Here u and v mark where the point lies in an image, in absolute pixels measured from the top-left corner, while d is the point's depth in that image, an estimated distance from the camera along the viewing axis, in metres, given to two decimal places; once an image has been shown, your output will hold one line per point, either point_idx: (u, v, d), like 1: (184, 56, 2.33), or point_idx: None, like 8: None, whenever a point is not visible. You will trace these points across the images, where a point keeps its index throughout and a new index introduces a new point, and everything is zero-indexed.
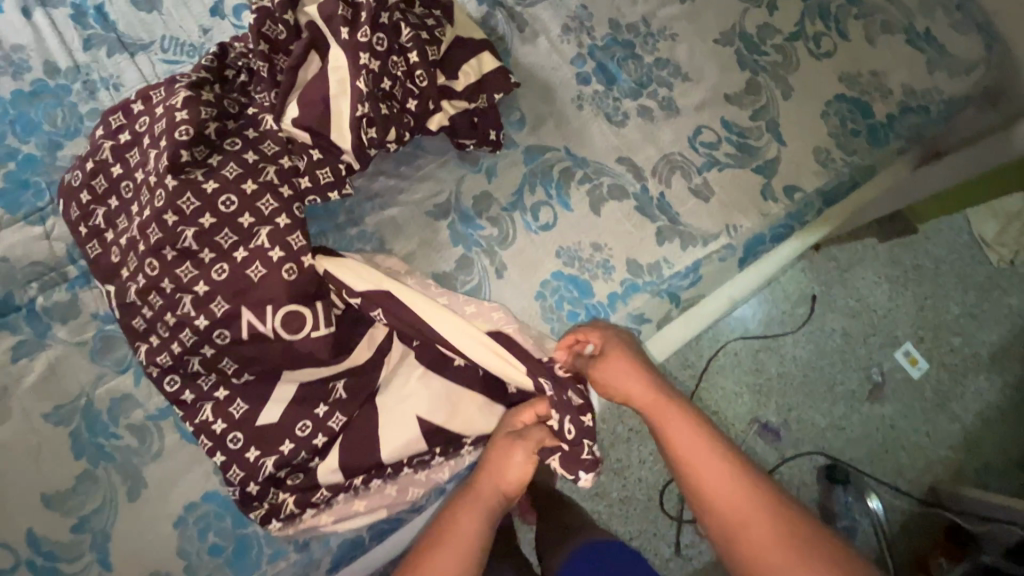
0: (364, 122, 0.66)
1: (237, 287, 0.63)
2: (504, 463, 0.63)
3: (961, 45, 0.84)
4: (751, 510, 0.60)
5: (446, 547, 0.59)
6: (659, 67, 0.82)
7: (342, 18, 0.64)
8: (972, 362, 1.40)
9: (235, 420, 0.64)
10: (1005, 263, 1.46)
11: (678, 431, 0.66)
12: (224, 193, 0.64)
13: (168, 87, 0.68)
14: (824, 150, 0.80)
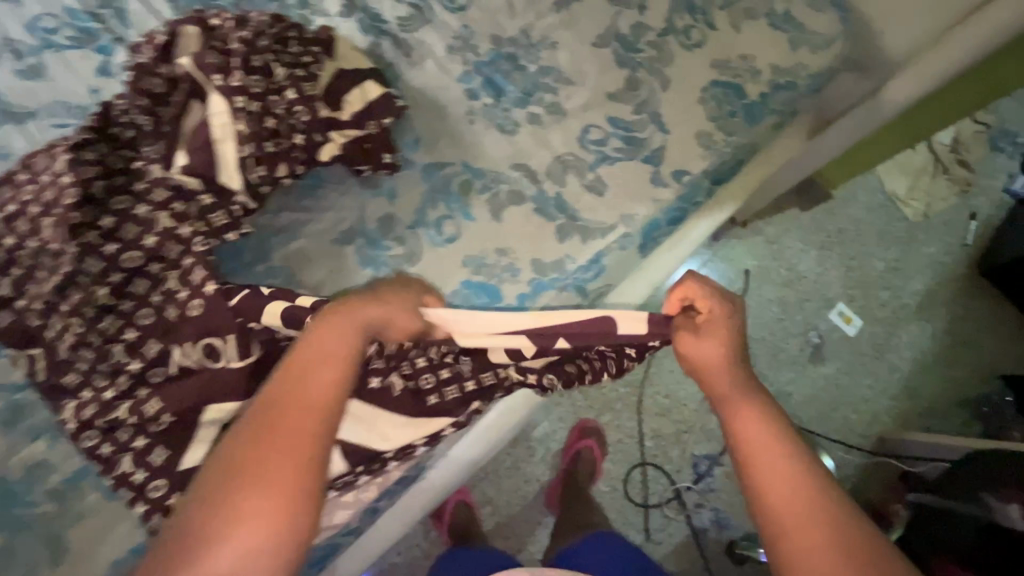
0: (250, 162, 0.69)
1: (166, 326, 0.67)
2: (338, 327, 0.56)
3: (819, 22, 0.90)
4: (822, 525, 0.52)
5: (281, 420, 0.49)
6: (543, 75, 0.86)
7: (213, 67, 0.67)
8: (902, 313, 1.47)
9: (157, 469, 0.64)
10: (920, 215, 1.53)
11: (753, 423, 0.58)
12: (126, 251, 0.67)
13: (51, 153, 0.69)
14: (705, 133, 0.85)
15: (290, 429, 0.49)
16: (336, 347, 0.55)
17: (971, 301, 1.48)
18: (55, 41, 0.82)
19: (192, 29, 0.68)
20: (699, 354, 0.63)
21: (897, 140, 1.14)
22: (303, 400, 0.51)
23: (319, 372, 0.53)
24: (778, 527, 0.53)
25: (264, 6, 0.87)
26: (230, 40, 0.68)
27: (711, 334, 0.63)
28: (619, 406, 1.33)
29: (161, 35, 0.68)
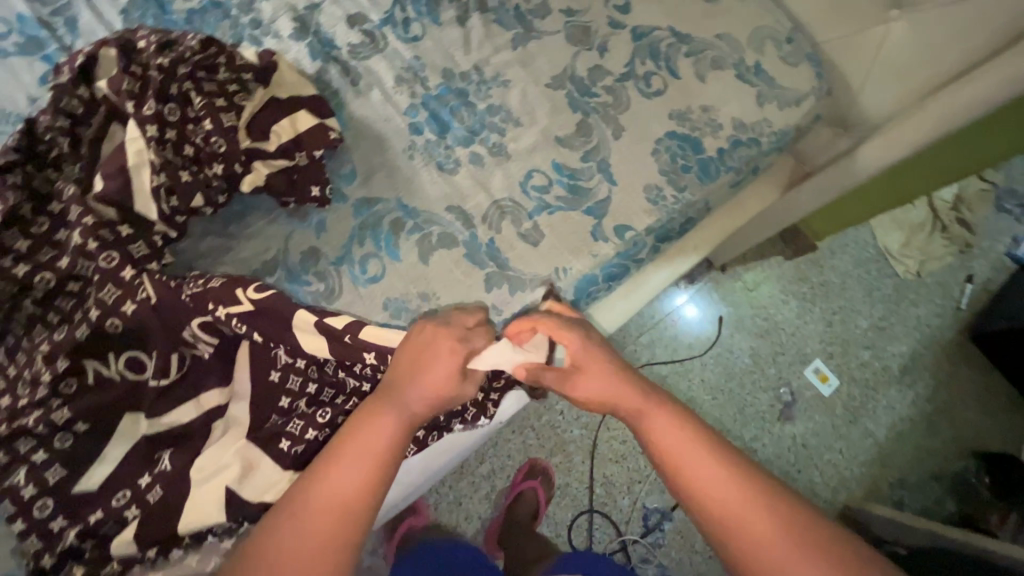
0: (162, 191, 0.66)
1: (77, 347, 0.63)
2: (390, 413, 0.58)
3: (790, 78, 0.86)
4: (757, 515, 0.54)
5: (320, 507, 0.53)
6: (491, 113, 0.83)
7: (126, 94, 0.66)
8: (883, 376, 1.40)
9: (52, 488, 0.60)
10: (911, 274, 1.46)
11: (668, 434, 0.60)
12: (39, 274, 0.65)
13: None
14: (655, 187, 0.81)
15: (333, 515, 0.53)
16: (378, 439, 0.57)
17: (959, 369, 1.40)
18: (5, 47, 0.82)
19: (108, 52, 0.67)
20: (584, 379, 0.65)
21: (881, 200, 1.07)
22: (336, 492, 0.54)
23: (360, 462, 0.55)
24: (722, 528, 0.55)
25: (216, 25, 0.86)
26: (149, 67, 0.68)
27: (585, 359, 0.66)
28: (571, 447, 1.29)
29: (82, 57, 0.68)
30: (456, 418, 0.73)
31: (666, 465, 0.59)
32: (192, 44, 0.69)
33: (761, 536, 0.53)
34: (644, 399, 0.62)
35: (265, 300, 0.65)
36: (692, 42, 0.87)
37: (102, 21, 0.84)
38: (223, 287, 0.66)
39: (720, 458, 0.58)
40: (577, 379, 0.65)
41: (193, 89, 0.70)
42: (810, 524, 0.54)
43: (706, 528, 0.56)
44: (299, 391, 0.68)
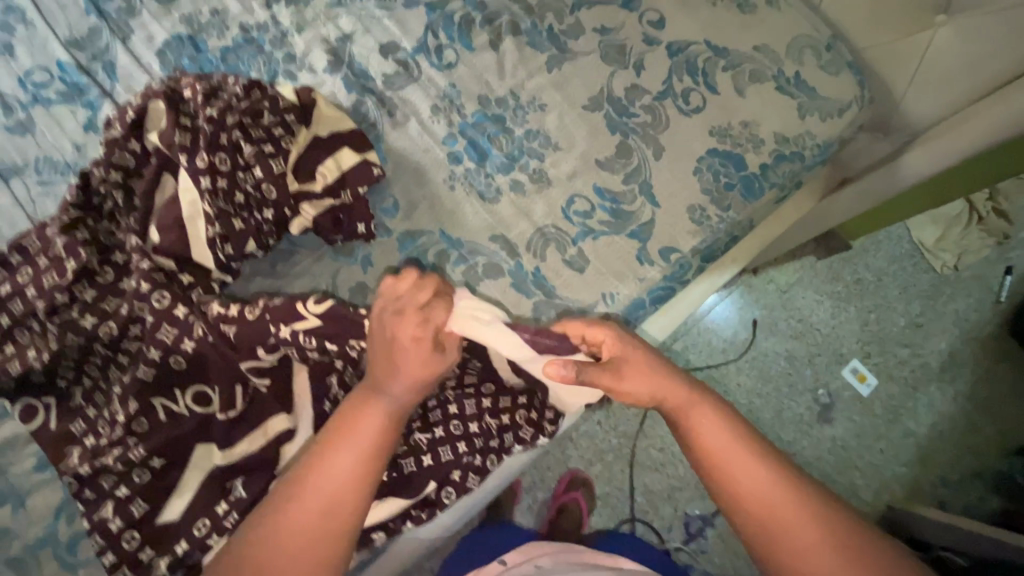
0: (218, 241, 0.68)
1: (142, 386, 0.64)
2: (369, 402, 0.58)
3: (832, 86, 0.84)
4: (796, 512, 0.54)
5: (306, 502, 0.55)
6: (530, 139, 0.83)
7: (179, 146, 0.68)
8: (922, 374, 1.38)
9: (138, 519, 0.61)
10: (948, 267, 1.43)
11: (714, 430, 0.59)
12: (103, 323, 0.66)
13: (42, 236, 0.68)
14: (699, 208, 0.80)
15: (325, 510, 0.55)
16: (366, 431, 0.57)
17: (1000, 364, 1.38)
18: (46, 96, 0.82)
19: (159, 106, 0.70)
20: (626, 381, 0.62)
21: (929, 199, 1.04)
22: (324, 485, 0.55)
23: (344, 455, 0.56)
24: (762, 531, 0.54)
25: (250, 60, 0.86)
26: (199, 117, 0.70)
27: (631, 359, 0.63)
28: (610, 457, 1.29)
29: (130, 109, 0.70)
30: (512, 440, 0.72)
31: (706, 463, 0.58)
32: (237, 91, 0.72)
33: (804, 535, 0.53)
34: (684, 397, 0.61)
35: (326, 314, 0.64)
36: (729, 56, 0.85)
37: (140, 64, 0.85)
38: (283, 309, 0.65)
39: (763, 455, 0.57)
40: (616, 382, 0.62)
41: (243, 138, 0.71)
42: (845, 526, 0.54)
43: (742, 528, 0.56)
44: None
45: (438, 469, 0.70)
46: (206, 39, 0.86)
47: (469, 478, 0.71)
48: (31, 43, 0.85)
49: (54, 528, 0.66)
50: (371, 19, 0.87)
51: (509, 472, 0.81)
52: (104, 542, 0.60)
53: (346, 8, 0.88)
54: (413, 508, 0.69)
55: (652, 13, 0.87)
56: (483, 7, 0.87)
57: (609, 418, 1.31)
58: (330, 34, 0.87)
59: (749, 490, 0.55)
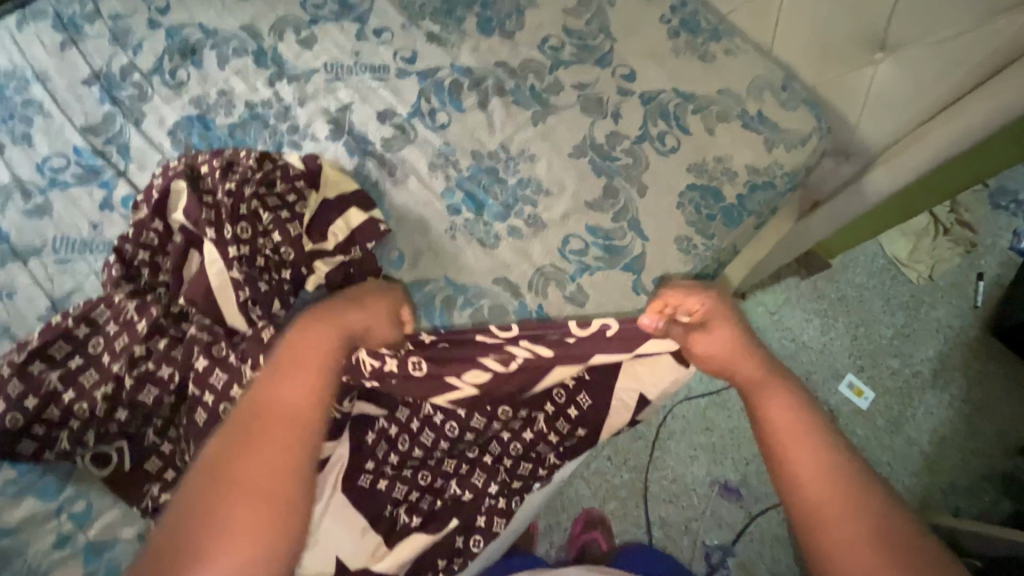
0: (248, 303, 0.72)
1: (200, 433, 0.66)
2: (323, 330, 0.59)
3: (791, 120, 0.93)
4: (854, 508, 0.51)
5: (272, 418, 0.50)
6: (522, 187, 0.89)
7: (206, 222, 0.74)
8: (915, 383, 1.41)
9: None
10: (924, 278, 1.50)
11: (782, 408, 0.59)
12: (174, 372, 0.70)
13: (109, 305, 0.74)
14: (685, 238, 0.85)
15: (289, 415, 0.51)
16: (319, 346, 0.57)
17: (987, 367, 1.42)
18: (63, 179, 0.87)
19: (180, 185, 0.77)
20: (704, 346, 0.67)
21: (894, 222, 1.14)
22: (287, 401, 0.51)
23: (307, 372, 0.54)
24: (808, 505, 0.53)
25: (256, 134, 0.92)
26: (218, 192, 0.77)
27: (715, 326, 0.68)
28: (623, 492, 1.29)
29: (157, 190, 0.78)
30: (533, 480, 0.75)
31: (768, 433, 0.58)
32: (251, 163, 0.79)
33: (846, 524, 0.50)
34: (761, 375, 0.63)
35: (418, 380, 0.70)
36: (697, 101, 0.94)
37: (152, 144, 0.90)
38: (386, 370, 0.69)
39: (826, 441, 0.56)
40: (695, 342, 0.68)
41: (261, 206, 0.78)
42: (910, 547, 0.48)
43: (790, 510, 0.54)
44: (384, 447, 0.71)
45: (465, 508, 0.71)
46: (214, 117, 0.92)
47: (495, 521, 0.72)
48: (48, 132, 0.90)
49: None
50: (367, 89, 0.95)
51: (526, 515, 0.82)
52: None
53: (344, 81, 0.96)
54: (438, 557, 0.69)
55: (623, 68, 0.97)
56: (470, 73, 0.96)
57: (619, 454, 1.31)
58: (330, 105, 0.94)
59: (804, 467, 0.54)
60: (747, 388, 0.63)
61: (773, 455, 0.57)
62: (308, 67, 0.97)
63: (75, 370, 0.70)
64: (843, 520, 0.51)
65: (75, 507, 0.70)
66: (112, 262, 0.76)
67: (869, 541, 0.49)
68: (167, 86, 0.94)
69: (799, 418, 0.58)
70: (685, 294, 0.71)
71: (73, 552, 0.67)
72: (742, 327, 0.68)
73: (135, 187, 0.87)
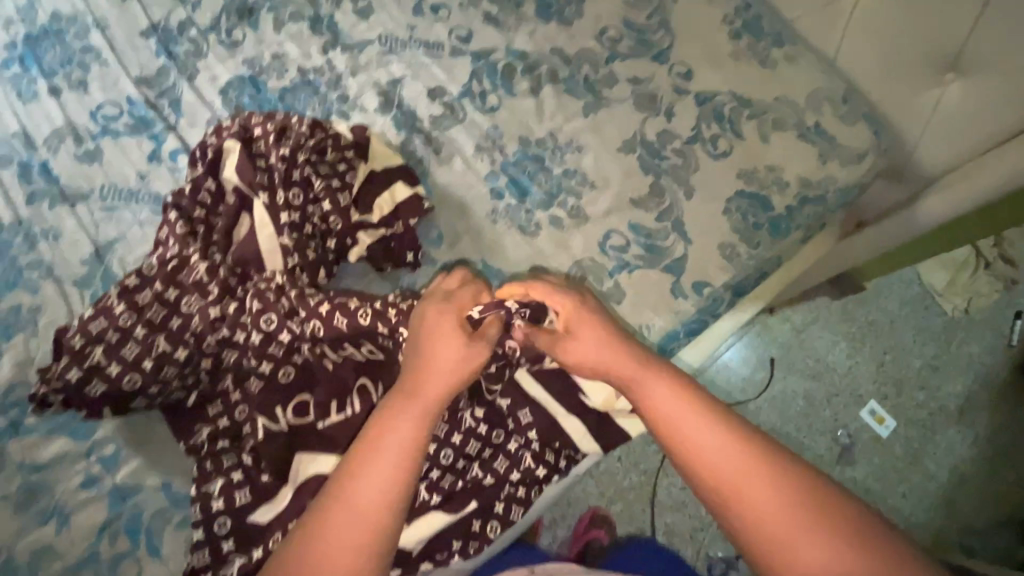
0: (296, 270, 0.74)
1: (257, 398, 0.68)
2: (408, 409, 0.58)
3: (850, 135, 0.90)
4: (754, 475, 0.55)
5: (370, 481, 0.53)
6: (568, 177, 0.87)
7: (260, 185, 0.75)
8: (940, 417, 1.38)
9: (241, 510, 0.65)
10: (959, 311, 1.46)
11: (668, 412, 0.60)
12: (249, 336, 0.70)
13: (180, 259, 0.73)
14: (729, 245, 0.84)
15: (369, 505, 0.52)
16: (404, 430, 0.56)
17: (1015, 409, 1.39)
18: (115, 128, 0.88)
19: (232, 145, 0.77)
20: (570, 342, 0.66)
21: (933, 251, 1.11)
22: (365, 491, 0.53)
23: (386, 458, 0.54)
24: (716, 487, 0.56)
25: (306, 99, 0.91)
26: (271, 156, 0.77)
27: (574, 325, 0.67)
28: (631, 495, 1.28)
29: (211, 148, 0.78)
30: (553, 472, 0.74)
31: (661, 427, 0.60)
32: (303, 129, 0.78)
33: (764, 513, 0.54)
34: (633, 367, 0.63)
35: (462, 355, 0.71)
36: (753, 106, 0.92)
37: (203, 102, 0.91)
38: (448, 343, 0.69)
39: (717, 429, 0.58)
40: (563, 346, 0.67)
41: (313, 173, 0.77)
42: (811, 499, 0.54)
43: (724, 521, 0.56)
44: None
45: (485, 492, 0.70)
46: (266, 80, 0.92)
47: (513, 510, 0.71)
48: (103, 80, 0.91)
49: (95, 548, 0.66)
50: (420, 65, 0.94)
51: (543, 504, 0.81)
52: (210, 553, 0.64)
53: (397, 55, 0.95)
54: (454, 539, 0.69)
55: (680, 66, 0.94)
56: (524, 57, 0.95)
57: (630, 455, 1.30)
58: (382, 78, 0.93)
59: (706, 452, 0.57)
60: (634, 393, 0.63)
61: (687, 465, 0.58)
62: (362, 38, 0.96)
63: (126, 324, 0.69)
64: (763, 509, 0.54)
65: (104, 450, 0.71)
66: (173, 215, 0.76)
67: (772, 505, 0.54)
68: (223, 45, 0.95)
69: (694, 417, 0.59)
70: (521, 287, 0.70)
71: (100, 493, 0.69)
72: (596, 318, 0.67)
73: (184, 142, 0.88)
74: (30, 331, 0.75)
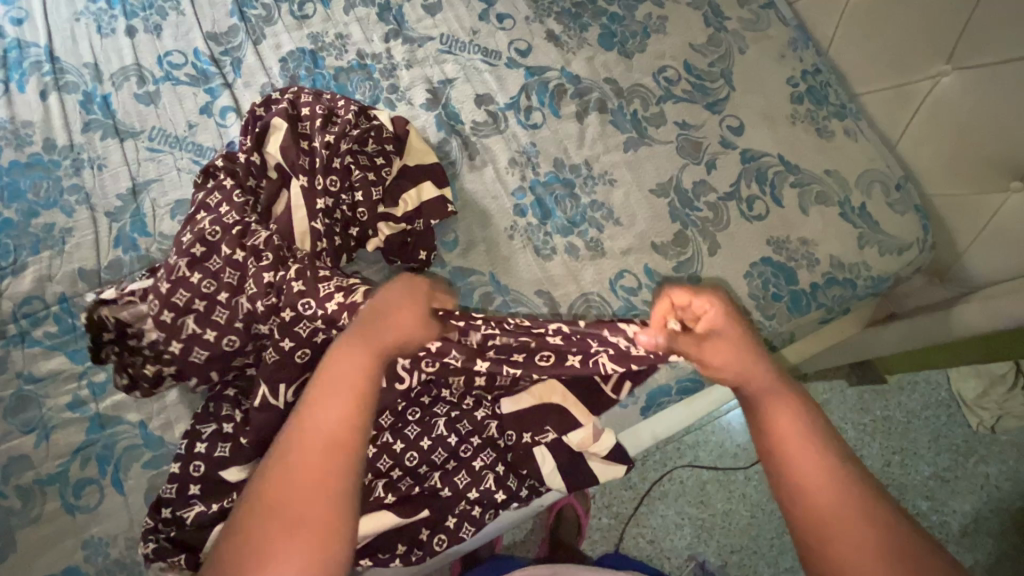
0: (321, 253, 0.75)
1: (280, 372, 0.66)
2: (353, 355, 0.55)
3: (896, 225, 0.86)
4: (856, 519, 0.51)
5: (315, 442, 0.50)
6: (593, 209, 0.87)
7: (301, 167, 0.76)
8: (939, 532, 1.30)
9: (215, 461, 0.66)
10: (985, 427, 1.36)
11: (786, 421, 0.57)
12: (291, 309, 0.68)
13: (238, 221, 0.73)
14: (742, 310, 0.81)
15: (316, 461, 0.49)
16: (343, 381, 0.53)
17: None
18: (176, 75, 0.92)
19: (279, 123, 0.78)
20: (722, 357, 0.61)
21: (957, 359, 1.07)
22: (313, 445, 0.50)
23: (336, 404, 0.52)
24: (813, 523, 0.51)
25: (358, 82, 0.93)
26: (314, 141, 0.78)
27: (725, 338, 0.61)
28: (596, 535, 1.25)
29: (259, 122, 0.79)
30: (513, 498, 0.73)
31: (771, 452, 0.56)
32: (350, 119, 0.80)
33: (860, 556, 0.49)
34: (771, 383, 0.59)
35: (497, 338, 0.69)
36: (800, 174, 0.89)
37: (262, 66, 0.94)
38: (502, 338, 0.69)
39: (836, 459, 0.54)
40: (706, 347, 0.61)
41: (353, 163, 0.80)
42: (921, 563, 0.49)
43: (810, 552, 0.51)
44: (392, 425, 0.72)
45: (439, 503, 0.70)
46: (325, 57, 0.95)
47: (464, 527, 0.70)
48: (177, 29, 0.95)
49: (66, 468, 0.69)
50: (474, 70, 0.95)
51: (499, 525, 0.80)
52: (176, 489, 0.65)
53: (454, 56, 0.96)
54: (399, 542, 0.69)
55: (733, 119, 0.92)
56: (577, 81, 0.94)
57: (604, 495, 1.27)
58: (434, 75, 0.95)
59: (818, 491, 0.52)
60: (754, 400, 0.59)
61: (784, 479, 0.54)
62: (425, 33, 0.98)
63: (209, 291, 0.70)
64: (860, 548, 0.50)
65: (95, 377, 0.74)
66: (229, 179, 0.77)
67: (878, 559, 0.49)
68: (293, 15, 0.98)
69: (803, 432, 0.56)
70: (689, 295, 0.63)
71: (83, 416, 0.72)
72: (756, 343, 0.62)
73: (236, 101, 0.91)
74: (57, 249, 0.79)
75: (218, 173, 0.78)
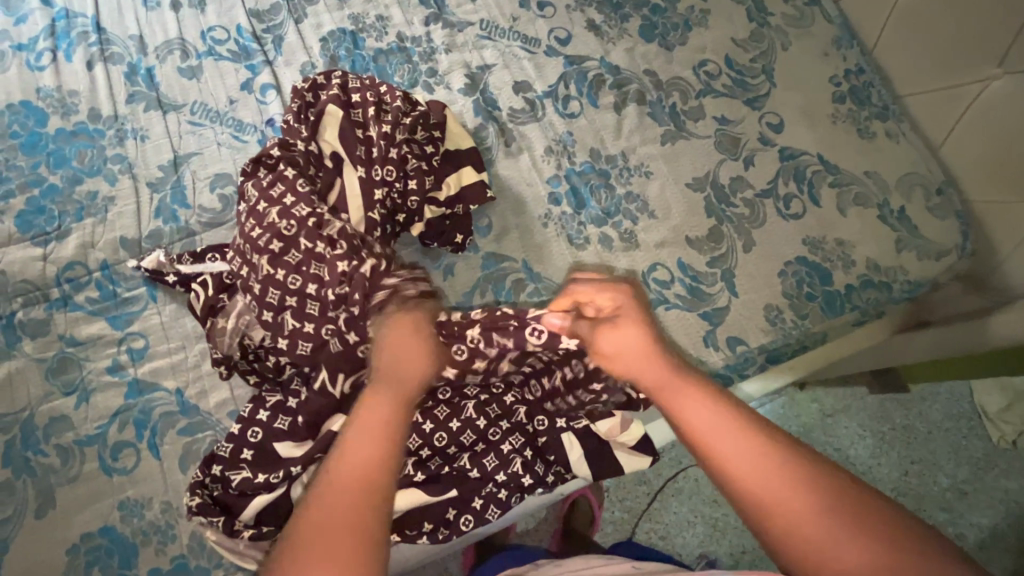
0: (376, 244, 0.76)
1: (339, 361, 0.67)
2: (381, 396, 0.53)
3: (936, 230, 0.85)
4: (800, 489, 0.48)
5: (342, 482, 0.47)
6: (628, 200, 0.86)
7: (359, 158, 0.77)
8: (955, 544, 1.29)
9: (275, 433, 0.67)
10: (1007, 442, 1.35)
11: (696, 411, 0.53)
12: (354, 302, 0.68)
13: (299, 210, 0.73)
14: (775, 309, 0.81)
15: (347, 501, 0.46)
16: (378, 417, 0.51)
17: None
18: (218, 51, 0.93)
19: (335, 110, 0.79)
20: (613, 352, 0.59)
21: (982, 372, 1.06)
22: (344, 482, 0.47)
23: (361, 441, 0.49)
24: (757, 506, 0.49)
25: (397, 65, 0.94)
26: (371, 130, 0.79)
27: (622, 324, 0.60)
28: (609, 528, 1.25)
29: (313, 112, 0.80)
30: (539, 483, 0.73)
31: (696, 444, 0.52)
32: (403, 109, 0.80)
33: (806, 528, 0.47)
34: (666, 374, 0.56)
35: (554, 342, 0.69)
36: (839, 174, 0.88)
37: (303, 45, 0.94)
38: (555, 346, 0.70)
39: (757, 431, 0.51)
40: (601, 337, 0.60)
41: (408, 152, 0.79)
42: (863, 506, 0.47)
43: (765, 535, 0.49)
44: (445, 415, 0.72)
45: (468, 484, 0.71)
46: (365, 38, 0.95)
47: (490, 509, 0.71)
48: (220, 4, 0.96)
49: (104, 430, 0.71)
50: (513, 57, 0.95)
51: (523, 511, 0.81)
52: (232, 449, 0.67)
53: (493, 42, 0.96)
54: (427, 519, 0.70)
55: (772, 117, 0.91)
56: (616, 72, 0.94)
57: (617, 489, 1.27)
58: (473, 61, 0.95)
59: (743, 465, 0.50)
60: (658, 396, 0.56)
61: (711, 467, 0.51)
62: (465, 18, 0.98)
63: (296, 287, 0.69)
64: (802, 520, 0.47)
65: (134, 343, 0.75)
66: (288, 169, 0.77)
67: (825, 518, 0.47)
68: None
69: (720, 413, 0.53)
70: (591, 289, 0.62)
71: (122, 381, 0.73)
72: (645, 321, 0.61)
73: (276, 79, 0.92)
74: (100, 217, 0.81)
75: (273, 162, 0.79)
